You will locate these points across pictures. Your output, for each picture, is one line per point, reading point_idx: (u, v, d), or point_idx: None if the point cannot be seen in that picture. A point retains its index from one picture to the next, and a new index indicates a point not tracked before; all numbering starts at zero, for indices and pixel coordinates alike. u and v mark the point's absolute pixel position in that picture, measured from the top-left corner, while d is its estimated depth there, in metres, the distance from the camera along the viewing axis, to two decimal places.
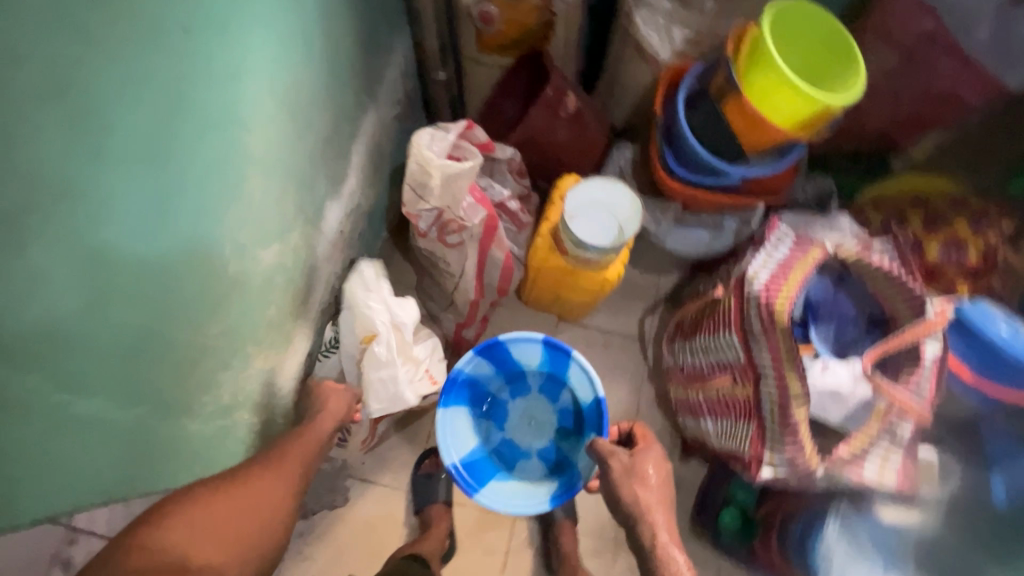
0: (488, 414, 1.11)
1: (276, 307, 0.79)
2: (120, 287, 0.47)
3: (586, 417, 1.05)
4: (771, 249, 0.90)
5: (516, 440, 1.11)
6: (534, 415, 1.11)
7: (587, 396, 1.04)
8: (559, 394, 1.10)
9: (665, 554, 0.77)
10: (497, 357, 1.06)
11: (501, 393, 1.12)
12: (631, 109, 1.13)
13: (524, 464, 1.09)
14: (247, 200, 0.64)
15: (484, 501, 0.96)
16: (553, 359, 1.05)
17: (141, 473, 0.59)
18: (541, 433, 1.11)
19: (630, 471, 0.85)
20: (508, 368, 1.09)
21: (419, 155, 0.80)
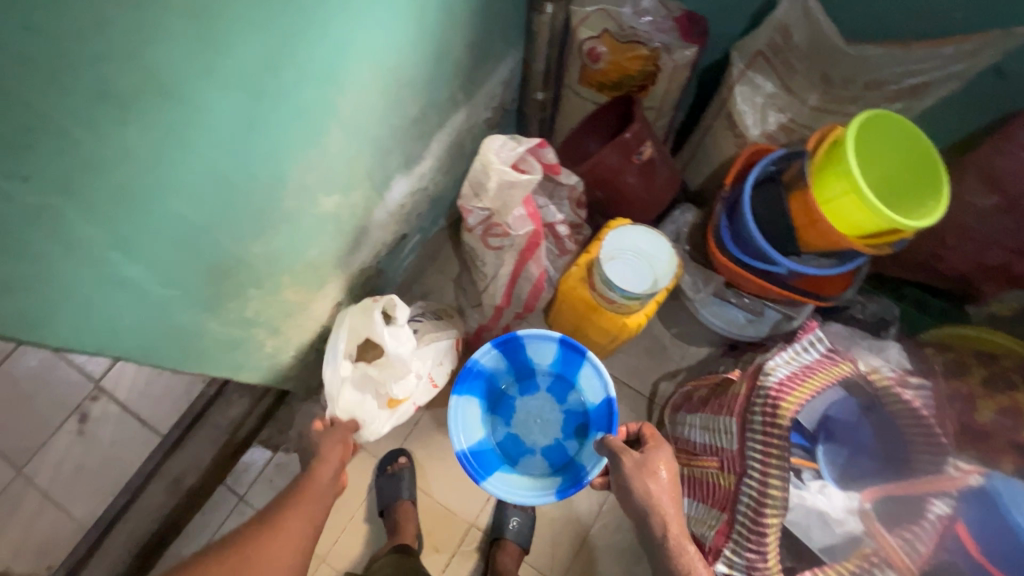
0: (495, 409, 1.12)
1: (321, 251, 0.87)
2: (191, 183, 0.55)
3: (592, 420, 1.08)
4: (799, 351, 0.89)
5: (522, 436, 1.12)
6: (540, 414, 1.12)
7: (595, 399, 1.08)
8: (568, 395, 1.12)
9: (678, 545, 0.78)
10: (513, 351, 1.09)
11: (510, 390, 1.14)
12: (707, 177, 1.14)
13: (529, 461, 1.10)
14: (323, 150, 0.72)
15: (490, 489, 1.00)
16: (567, 359, 1.09)
17: (156, 347, 0.66)
18: (548, 431, 1.12)
19: (642, 468, 0.85)
20: (521, 365, 1.11)
21: (486, 156, 0.85)
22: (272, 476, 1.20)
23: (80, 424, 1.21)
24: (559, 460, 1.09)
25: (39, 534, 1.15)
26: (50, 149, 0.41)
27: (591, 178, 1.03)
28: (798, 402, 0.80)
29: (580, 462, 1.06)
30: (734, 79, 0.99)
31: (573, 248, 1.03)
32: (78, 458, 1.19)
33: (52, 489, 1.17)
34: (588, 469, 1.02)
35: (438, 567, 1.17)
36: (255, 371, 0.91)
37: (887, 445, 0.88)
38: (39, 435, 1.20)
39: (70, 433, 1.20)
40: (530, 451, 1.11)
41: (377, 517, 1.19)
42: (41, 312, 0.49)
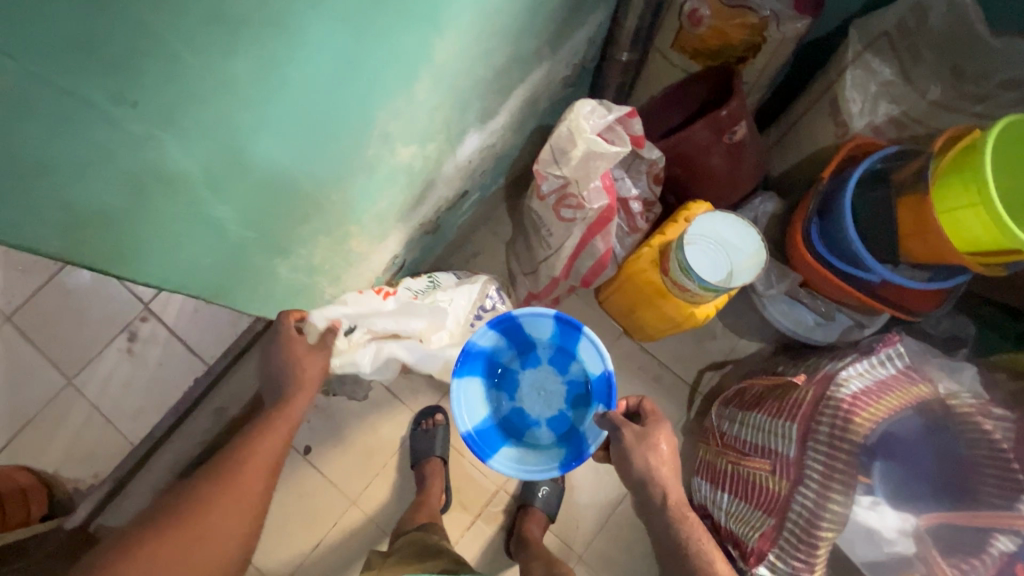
0: (499, 383, 1.09)
1: (388, 202, 0.83)
2: (283, 121, 0.51)
3: (594, 390, 1.04)
4: (875, 364, 0.84)
5: (526, 409, 1.08)
6: (541, 385, 1.08)
7: (595, 370, 1.04)
8: (568, 367, 1.08)
9: (679, 514, 0.79)
10: (510, 328, 1.05)
11: (512, 364, 1.09)
12: (794, 165, 1.07)
13: (534, 433, 1.07)
14: (410, 96, 0.67)
15: (496, 467, 1.00)
16: (564, 333, 1.05)
17: (228, 286, 0.64)
18: (551, 402, 1.08)
19: (642, 440, 0.82)
20: (521, 339, 1.07)
21: (577, 123, 0.79)
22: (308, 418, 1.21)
23: (129, 342, 1.24)
24: (566, 431, 1.06)
25: (86, 442, 1.20)
26: (157, 72, 0.37)
27: (674, 155, 0.95)
28: (871, 421, 0.78)
29: (584, 432, 1.02)
30: (849, 61, 0.89)
31: (643, 226, 0.97)
32: (126, 375, 1.22)
33: (100, 402, 1.21)
34: (589, 442, 1.00)
35: (462, 524, 1.19)
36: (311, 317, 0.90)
37: (943, 468, 0.84)
38: (90, 349, 1.23)
39: (119, 349, 1.23)
40: (538, 425, 1.08)
41: (408, 469, 1.21)
42: (129, 244, 0.47)
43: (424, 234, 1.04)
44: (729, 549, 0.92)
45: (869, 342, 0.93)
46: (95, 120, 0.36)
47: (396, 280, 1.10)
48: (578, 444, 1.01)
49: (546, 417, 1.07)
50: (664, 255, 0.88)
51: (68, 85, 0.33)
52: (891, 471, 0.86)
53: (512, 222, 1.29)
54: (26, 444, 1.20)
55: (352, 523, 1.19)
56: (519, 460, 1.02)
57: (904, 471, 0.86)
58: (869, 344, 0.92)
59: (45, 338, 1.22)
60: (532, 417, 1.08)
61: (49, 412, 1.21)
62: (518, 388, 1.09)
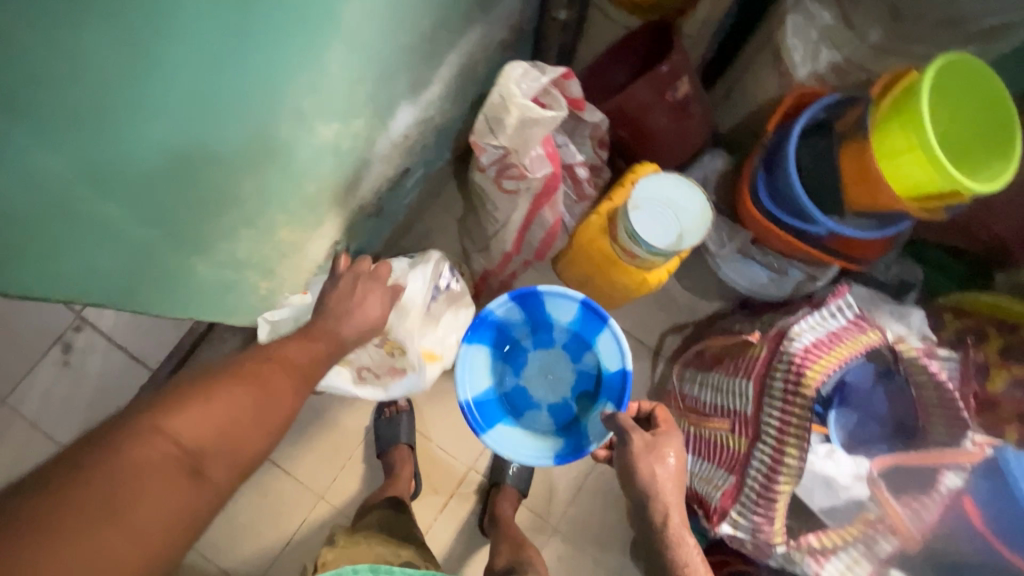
0: (507, 357, 1.09)
1: (318, 186, 0.78)
2: (164, 104, 0.46)
3: (604, 384, 1.04)
4: (825, 316, 0.84)
5: (530, 390, 1.08)
6: (549, 370, 1.08)
7: (611, 365, 1.03)
8: (582, 355, 1.07)
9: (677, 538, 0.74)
10: (530, 305, 1.04)
11: (524, 341, 1.09)
12: (741, 120, 1.05)
13: (533, 415, 1.07)
14: (322, 69, 0.62)
15: (489, 443, 0.99)
16: (586, 320, 1.04)
17: (136, 289, 0.59)
18: (558, 388, 1.08)
19: (650, 448, 0.81)
20: (538, 317, 1.06)
21: (508, 88, 0.74)
22: None
23: (65, 354, 1.16)
24: (565, 420, 1.06)
25: (30, 462, 1.13)
26: None
27: (618, 117, 0.92)
28: (823, 372, 0.77)
29: (585, 427, 1.02)
30: (789, 8, 0.86)
31: (592, 193, 0.94)
32: (65, 388, 1.15)
33: (40, 419, 1.14)
34: (589, 439, 0.99)
35: (435, 507, 1.18)
36: (249, 314, 0.85)
37: (897, 411, 0.90)
38: (21, 364, 1.15)
39: (54, 362, 1.15)
40: (538, 408, 1.08)
41: (375, 458, 1.19)
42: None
43: (366, 217, 0.99)
44: (696, 509, 0.93)
45: (820, 295, 0.93)
46: None
47: None
48: (577, 440, 1.01)
49: (550, 403, 1.07)
50: (614, 223, 0.86)
51: None
52: (845, 416, 0.93)
53: (463, 198, 1.24)
54: None
55: (322, 518, 1.16)
56: (515, 441, 1.01)
57: (859, 416, 0.93)
58: (820, 297, 0.92)
59: None
60: (534, 399, 1.08)
61: None
62: (525, 368, 1.09)
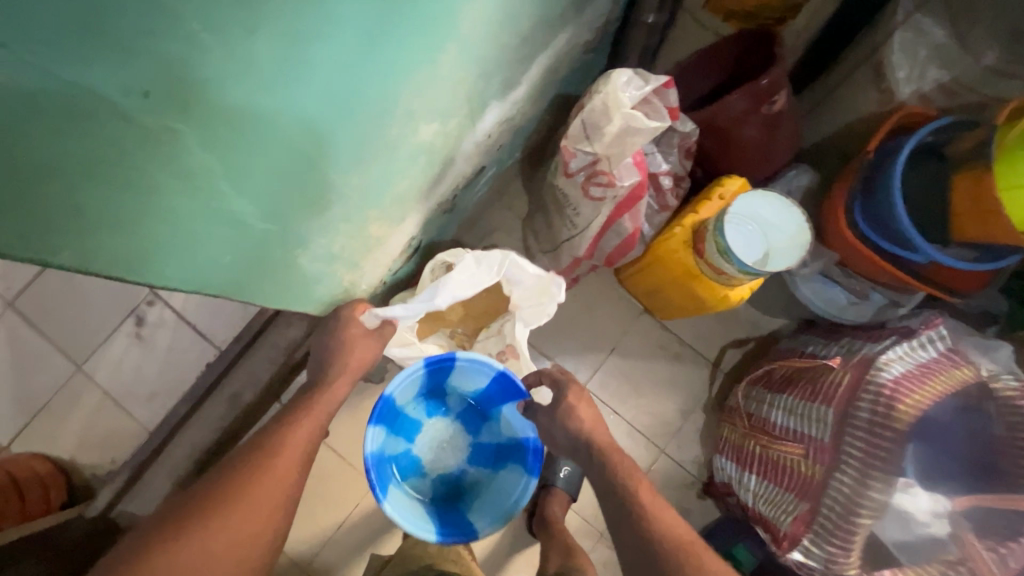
0: (400, 467, 0.98)
1: (408, 184, 0.78)
2: (303, 104, 0.46)
3: (484, 399, 0.99)
4: (916, 347, 0.81)
5: (443, 467, 1.00)
6: (443, 437, 1.00)
7: (472, 382, 0.98)
8: (442, 398, 1.01)
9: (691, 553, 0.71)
10: (387, 408, 0.93)
11: (398, 449, 0.98)
12: (829, 135, 1.01)
13: (470, 478, 0.99)
14: (435, 70, 0.61)
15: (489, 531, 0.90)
16: (434, 372, 0.95)
17: (247, 283, 0.60)
18: (459, 443, 1.01)
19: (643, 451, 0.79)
20: (395, 420, 0.96)
21: (615, 97, 0.73)
22: None
23: (137, 327, 1.20)
24: (491, 463, 1.00)
25: (101, 428, 1.17)
26: (174, 57, 0.32)
27: (708, 128, 0.90)
28: (915, 407, 0.75)
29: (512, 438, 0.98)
30: (898, 23, 0.83)
31: (673, 203, 0.92)
32: (136, 360, 1.19)
33: (111, 387, 1.18)
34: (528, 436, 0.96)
35: None
36: (330, 305, 0.86)
37: (972, 448, 0.83)
38: (97, 334, 1.19)
39: (127, 334, 1.20)
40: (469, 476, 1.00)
41: None
42: (149, 247, 0.43)
43: (440, 213, 0.99)
44: (760, 531, 0.92)
45: (905, 322, 0.90)
46: (99, 113, 0.31)
47: (412, 262, 1.05)
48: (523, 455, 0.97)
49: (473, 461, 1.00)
50: (699, 236, 0.84)
51: (69, 74, 0.28)
52: (921, 452, 0.86)
53: (529, 198, 1.24)
54: (38, 432, 1.17)
55: (373, 504, 1.19)
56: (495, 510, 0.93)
57: (935, 452, 0.86)
58: (906, 325, 0.89)
59: (51, 324, 1.19)
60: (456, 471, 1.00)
61: (59, 399, 1.18)
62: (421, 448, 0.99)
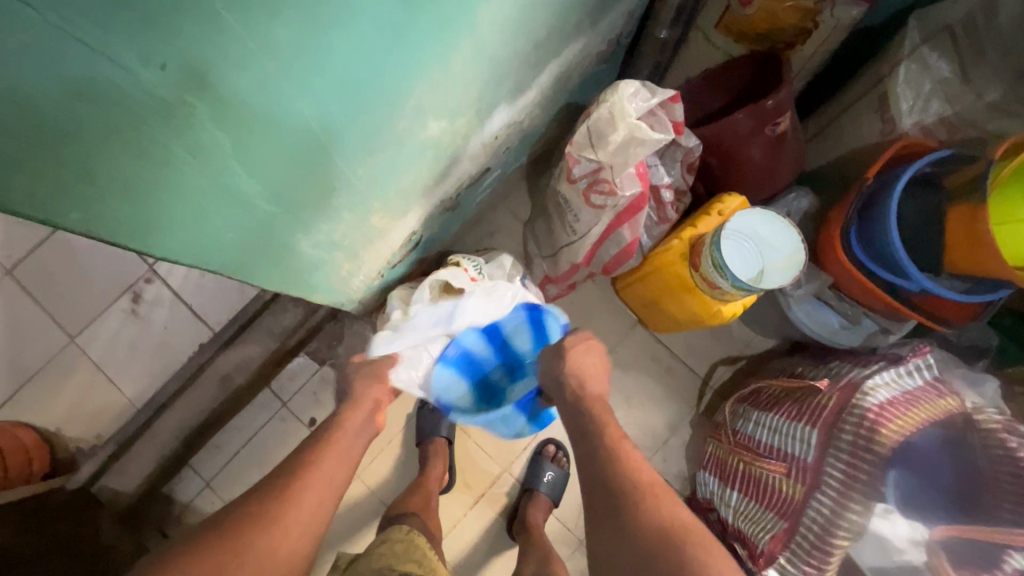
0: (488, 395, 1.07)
1: (413, 178, 0.79)
2: (316, 88, 0.46)
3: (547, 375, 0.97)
4: (902, 373, 0.82)
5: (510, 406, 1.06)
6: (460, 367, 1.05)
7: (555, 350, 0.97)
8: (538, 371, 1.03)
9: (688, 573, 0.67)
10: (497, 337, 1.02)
11: (501, 380, 1.07)
12: (830, 161, 1.02)
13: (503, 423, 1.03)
14: (448, 67, 0.63)
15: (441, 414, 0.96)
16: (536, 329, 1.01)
17: (249, 262, 0.61)
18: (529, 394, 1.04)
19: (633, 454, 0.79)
20: (510, 355, 1.05)
21: (622, 108, 0.74)
22: (314, 389, 1.19)
23: (134, 303, 1.20)
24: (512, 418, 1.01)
25: (89, 401, 1.17)
26: (197, 31, 0.33)
27: (713, 144, 0.91)
28: (899, 432, 0.76)
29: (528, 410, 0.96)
30: (904, 54, 0.84)
31: (673, 217, 0.94)
32: (129, 336, 1.19)
33: (103, 362, 1.18)
34: None
35: (464, 504, 1.19)
36: (328, 293, 0.87)
37: (956, 482, 0.83)
38: (93, 307, 1.20)
39: (123, 310, 1.20)
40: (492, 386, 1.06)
41: (413, 446, 1.21)
42: (154, 217, 0.44)
43: (443, 210, 1.00)
44: (738, 546, 0.93)
45: (895, 349, 0.92)
46: (120, 81, 0.32)
47: (411, 257, 1.06)
48: None
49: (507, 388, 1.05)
50: (696, 248, 0.85)
51: (96, 41, 0.29)
52: (905, 479, 0.84)
53: (532, 203, 1.24)
54: (27, 401, 1.17)
55: (356, 495, 1.19)
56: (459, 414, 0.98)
57: (921, 479, 0.84)
58: (895, 351, 0.90)
59: (47, 295, 1.19)
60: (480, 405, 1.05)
61: (49, 370, 1.18)
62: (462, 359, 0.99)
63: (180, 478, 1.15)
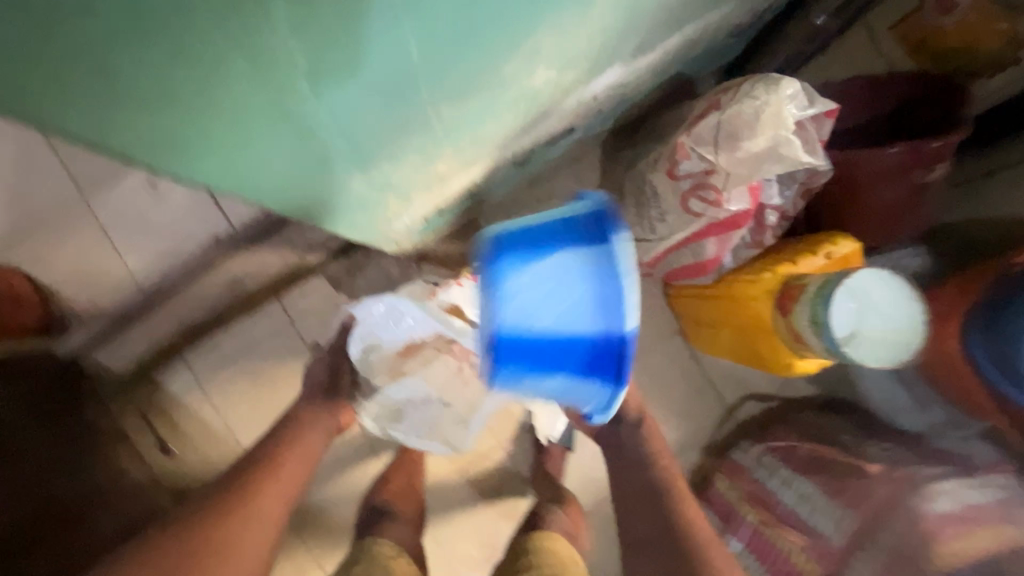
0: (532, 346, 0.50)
1: (495, 128, 0.66)
2: (428, 7, 0.34)
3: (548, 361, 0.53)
4: (972, 486, 0.73)
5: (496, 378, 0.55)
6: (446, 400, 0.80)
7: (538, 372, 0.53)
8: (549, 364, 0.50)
9: None
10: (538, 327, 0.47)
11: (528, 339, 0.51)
12: (977, 220, 0.86)
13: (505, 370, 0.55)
14: (585, 9, 0.49)
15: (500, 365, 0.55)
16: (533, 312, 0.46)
17: (293, 198, 0.51)
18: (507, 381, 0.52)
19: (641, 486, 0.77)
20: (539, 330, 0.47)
21: (781, 112, 0.61)
22: (323, 313, 1.11)
23: (152, 175, 1.10)
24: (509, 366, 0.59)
25: (87, 265, 1.09)
26: None
27: (849, 175, 0.77)
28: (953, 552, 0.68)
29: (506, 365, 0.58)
30: None
31: (768, 242, 0.81)
32: (142, 208, 1.10)
33: (109, 228, 1.09)
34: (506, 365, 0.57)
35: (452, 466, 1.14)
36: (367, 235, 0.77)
37: None
38: (109, 168, 1.09)
39: (140, 179, 1.10)
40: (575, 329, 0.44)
41: None
42: (186, 131, 0.33)
43: (511, 164, 0.87)
44: None
45: (967, 450, 0.84)
46: None
47: (461, 206, 0.93)
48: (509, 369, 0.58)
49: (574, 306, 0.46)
50: (787, 291, 0.73)
51: None
52: None
53: (603, 175, 1.10)
54: (22, 249, 1.09)
55: None
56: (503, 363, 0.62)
57: None
58: (968, 455, 0.83)
59: (61, 142, 1.08)
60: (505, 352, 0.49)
61: (52, 224, 1.09)
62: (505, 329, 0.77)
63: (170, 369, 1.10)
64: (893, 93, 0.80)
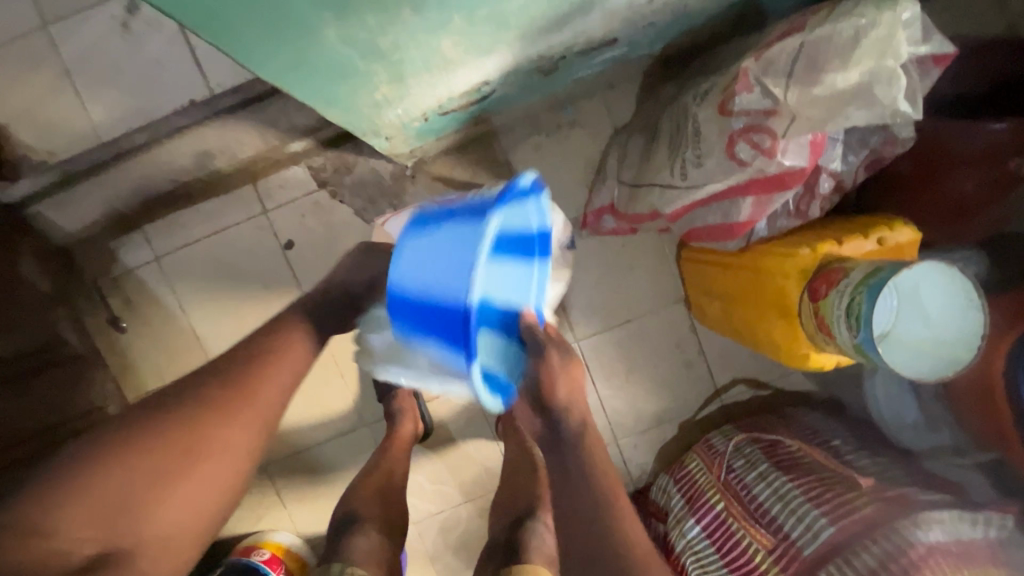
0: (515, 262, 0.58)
1: (518, 6, 0.53)
2: None
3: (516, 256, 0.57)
4: (971, 520, 0.65)
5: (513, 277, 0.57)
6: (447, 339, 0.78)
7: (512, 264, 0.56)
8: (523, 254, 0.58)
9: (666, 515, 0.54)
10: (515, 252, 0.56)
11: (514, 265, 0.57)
12: None
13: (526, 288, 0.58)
14: None
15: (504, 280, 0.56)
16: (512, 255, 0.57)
17: (228, 17, 0.39)
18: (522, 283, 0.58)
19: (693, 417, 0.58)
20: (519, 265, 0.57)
21: (894, 39, 0.49)
22: (303, 209, 1.00)
23: (128, 15, 0.95)
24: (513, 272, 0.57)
25: (43, 107, 0.96)
26: None
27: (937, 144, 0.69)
28: None
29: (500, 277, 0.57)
30: None
31: (813, 216, 0.70)
32: (112, 52, 0.96)
33: (73, 69, 0.96)
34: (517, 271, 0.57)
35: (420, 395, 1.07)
36: (348, 117, 0.65)
37: None
38: None
39: (112, 17, 0.95)
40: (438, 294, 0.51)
41: None
42: None
43: (536, 68, 0.73)
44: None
45: (958, 480, 0.75)
46: None
47: (470, 111, 0.81)
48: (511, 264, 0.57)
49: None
50: (825, 271, 0.61)
51: None
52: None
53: (637, 109, 0.96)
54: None
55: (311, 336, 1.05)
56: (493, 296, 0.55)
57: None
58: (957, 484, 0.74)
59: None
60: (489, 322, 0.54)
61: (6, 50, 0.95)
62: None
63: (128, 240, 1.00)
64: (1021, 64, 0.72)
